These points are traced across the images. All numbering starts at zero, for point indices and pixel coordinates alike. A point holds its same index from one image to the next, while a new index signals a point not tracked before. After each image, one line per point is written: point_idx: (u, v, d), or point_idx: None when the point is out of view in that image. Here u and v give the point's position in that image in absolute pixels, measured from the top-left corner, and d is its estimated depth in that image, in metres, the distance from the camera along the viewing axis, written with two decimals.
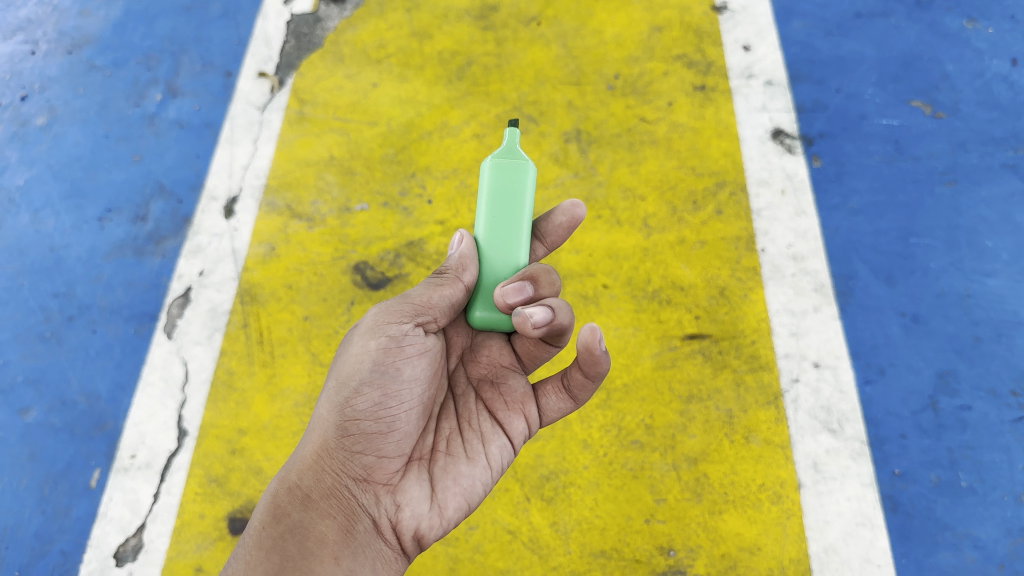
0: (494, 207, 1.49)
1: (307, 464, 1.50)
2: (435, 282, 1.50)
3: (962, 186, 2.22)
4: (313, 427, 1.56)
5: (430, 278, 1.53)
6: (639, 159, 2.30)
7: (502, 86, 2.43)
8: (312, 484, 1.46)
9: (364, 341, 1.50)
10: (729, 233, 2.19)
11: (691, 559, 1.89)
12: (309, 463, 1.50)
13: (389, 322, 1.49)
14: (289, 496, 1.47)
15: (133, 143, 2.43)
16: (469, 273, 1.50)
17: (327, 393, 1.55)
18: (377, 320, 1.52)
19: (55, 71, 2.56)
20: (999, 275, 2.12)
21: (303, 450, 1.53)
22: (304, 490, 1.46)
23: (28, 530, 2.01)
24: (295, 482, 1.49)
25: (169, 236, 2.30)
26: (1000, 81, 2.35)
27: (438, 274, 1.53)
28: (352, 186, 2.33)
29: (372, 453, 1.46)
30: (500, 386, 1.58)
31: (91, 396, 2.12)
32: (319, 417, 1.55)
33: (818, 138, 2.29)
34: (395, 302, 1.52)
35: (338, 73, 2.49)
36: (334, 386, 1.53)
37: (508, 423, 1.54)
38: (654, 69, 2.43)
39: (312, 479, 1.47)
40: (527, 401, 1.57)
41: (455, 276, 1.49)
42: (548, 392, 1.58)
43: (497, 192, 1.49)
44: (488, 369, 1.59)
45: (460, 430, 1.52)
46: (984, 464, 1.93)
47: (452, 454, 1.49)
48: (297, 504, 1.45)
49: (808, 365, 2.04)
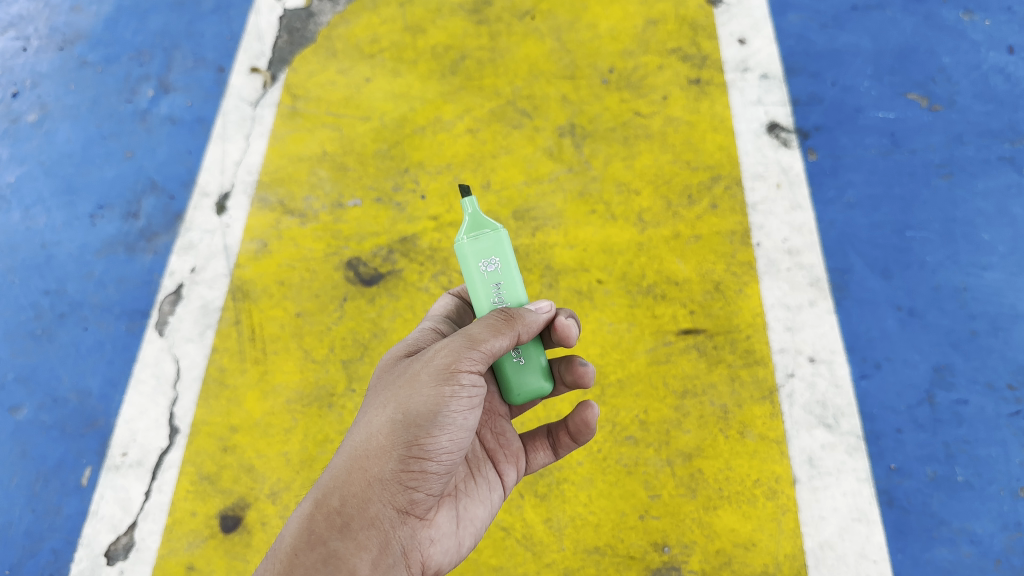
0: (510, 271, 1.49)
1: (348, 490, 1.41)
2: (497, 325, 1.41)
3: (958, 179, 2.21)
4: (354, 446, 1.46)
5: (495, 321, 1.41)
6: (633, 153, 2.29)
7: (496, 80, 2.42)
8: (355, 515, 1.39)
9: (434, 384, 1.40)
10: (724, 228, 2.18)
11: (686, 555, 1.89)
12: (352, 490, 1.41)
13: (461, 369, 1.40)
14: (326, 521, 1.38)
15: (125, 139, 2.42)
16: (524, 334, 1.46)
17: (381, 420, 1.44)
18: (448, 362, 1.41)
19: (46, 67, 2.54)
20: (996, 268, 2.10)
21: (343, 471, 1.43)
22: (344, 518, 1.39)
23: (19, 528, 2.00)
24: (332, 506, 1.40)
25: (161, 232, 2.29)
26: (997, 73, 2.33)
27: (501, 318, 1.42)
28: (345, 181, 2.31)
29: (421, 493, 1.43)
30: (499, 436, 1.67)
31: (82, 394, 2.11)
32: (365, 441, 1.44)
33: (814, 131, 2.28)
34: (467, 343, 1.40)
35: (331, 67, 2.47)
36: (390, 417, 1.42)
37: (504, 473, 1.66)
38: (649, 62, 2.41)
39: (356, 509, 1.40)
40: (520, 454, 1.70)
41: (512, 326, 1.42)
42: (535, 447, 1.74)
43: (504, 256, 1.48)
44: (488, 416, 1.66)
45: (472, 474, 1.60)
46: (980, 458, 1.92)
47: (466, 496, 1.56)
48: (335, 531, 1.37)
49: (804, 359, 2.03)
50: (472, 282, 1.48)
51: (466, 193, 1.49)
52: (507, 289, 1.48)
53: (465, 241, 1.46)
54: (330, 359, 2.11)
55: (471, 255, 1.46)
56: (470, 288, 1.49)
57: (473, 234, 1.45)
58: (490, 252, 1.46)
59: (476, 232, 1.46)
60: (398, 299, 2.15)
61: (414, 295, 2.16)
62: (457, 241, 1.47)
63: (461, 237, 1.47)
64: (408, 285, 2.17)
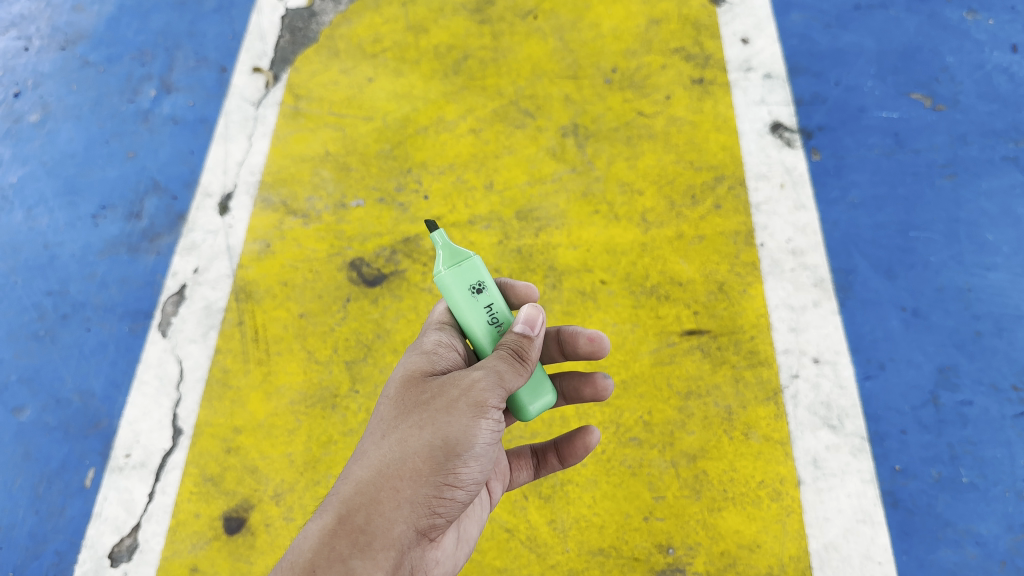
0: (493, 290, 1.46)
1: (375, 511, 1.29)
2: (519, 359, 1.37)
3: (962, 179, 2.20)
4: (380, 463, 1.33)
5: (509, 352, 1.36)
6: (636, 153, 2.28)
7: (499, 80, 2.41)
8: (381, 538, 1.28)
9: (474, 413, 1.34)
10: (727, 228, 2.17)
11: (690, 557, 1.88)
12: (379, 511, 1.29)
13: (497, 399, 1.35)
14: (351, 539, 1.25)
15: (127, 139, 2.41)
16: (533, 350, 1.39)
17: (418, 440, 1.33)
18: (488, 391, 1.34)
19: (48, 67, 2.53)
20: (1000, 268, 2.09)
21: (368, 489, 1.31)
22: (369, 539, 1.26)
23: (22, 530, 1.99)
24: (357, 524, 1.27)
25: (164, 233, 2.28)
26: (1000, 73, 2.32)
27: (508, 351, 1.37)
28: (348, 181, 2.31)
29: (438, 518, 1.38)
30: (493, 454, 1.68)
31: (85, 395, 2.11)
32: (395, 459, 1.33)
33: (817, 131, 2.27)
34: (497, 377, 1.34)
35: (333, 67, 2.47)
36: (428, 438, 1.33)
37: (492, 489, 1.68)
38: (651, 62, 2.41)
39: (382, 532, 1.28)
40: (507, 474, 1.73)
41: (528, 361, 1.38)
42: (520, 466, 1.77)
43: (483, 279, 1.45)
44: None
45: None
46: (985, 459, 1.92)
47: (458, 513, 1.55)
48: (359, 552, 1.25)
49: (808, 360, 2.02)
50: (461, 311, 1.45)
51: (434, 225, 1.42)
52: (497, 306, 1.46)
53: (444, 274, 1.42)
54: (334, 360, 2.10)
55: (454, 286, 1.42)
56: (459, 317, 1.45)
57: (449, 266, 1.42)
58: (470, 279, 1.42)
59: (451, 264, 1.42)
60: (402, 300, 2.15)
61: (417, 295, 2.15)
62: (436, 276, 1.43)
63: (439, 269, 1.42)
64: (411, 285, 2.16)
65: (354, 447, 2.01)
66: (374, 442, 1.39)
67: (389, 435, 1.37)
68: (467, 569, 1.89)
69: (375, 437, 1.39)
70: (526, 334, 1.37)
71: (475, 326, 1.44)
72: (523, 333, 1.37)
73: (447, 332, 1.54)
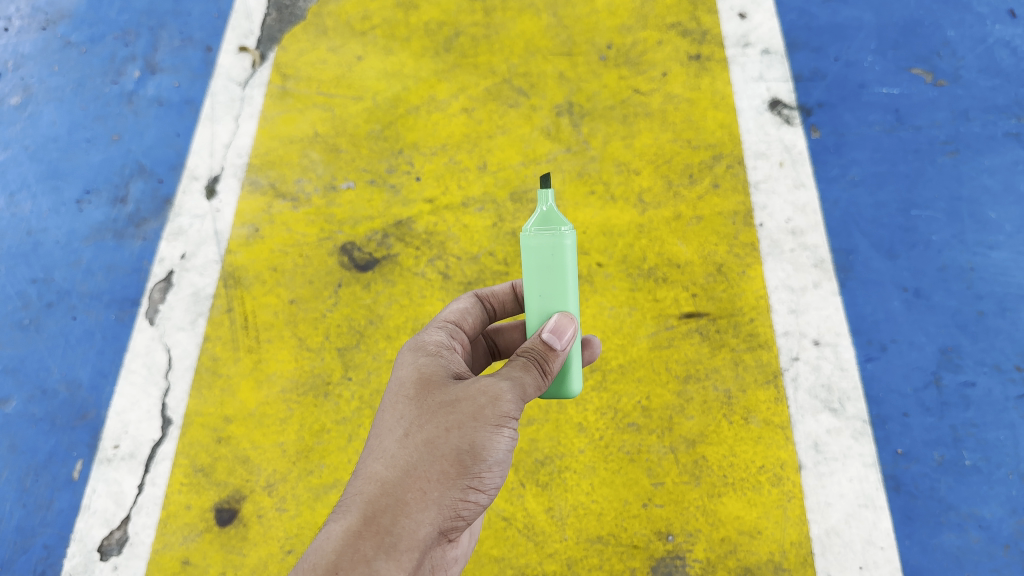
0: (564, 283, 1.36)
1: (402, 511, 1.24)
2: (533, 364, 1.35)
3: (964, 156, 2.15)
4: (405, 462, 1.28)
5: (532, 359, 1.34)
6: (632, 133, 2.23)
7: (492, 58, 2.35)
8: (408, 540, 1.22)
9: (497, 422, 1.31)
10: (725, 208, 2.13)
11: (690, 544, 1.87)
12: (406, 512, 1.24)
13: (517, 410, 1.33)
14: (376, 541, 1.20)
15: (111, 122, 2.35)
16: (562, 340, 1.35)
17: (446, 441, 1.28)
18: (512, 402, 1.31)
19: (29, 48, 2.45)
20: (1003, 247, 2.05)
21: (394, 489, 1.25)
22: (395, 541, 1.21)
23: (10, 524, 1.97)
24: (382, 525, 1.22)
25: (150, 218, 2.23)
26: (1003, 47, 2.26)
27: (532, 359, 1.35)
28: (337, 163, 2.25)
29: (459, 521, 1.32)
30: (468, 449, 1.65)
31: (72, 385, 2.07)
32: (422, 460, 1.27)
33: (817, 108, 2.22)
34: (521, 389, 1.32)
35: (321, 46, 2.40)
36: (456, 442, 1.28)
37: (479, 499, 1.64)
38: (647, 38, 2.34)
39: (409, 534, 1.23)
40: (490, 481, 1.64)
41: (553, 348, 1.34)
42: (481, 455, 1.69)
43: (565, 266, 1.36)
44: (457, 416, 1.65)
45: None
46: (988, 442, 1.89)
47: None
48: (384, 553, 1.20)
49: (808, 342, 1.99)
50: (528, 273, 1.37)
51: (548, 183, 1.35)
52: (556, 298, 1.37)
53: (550, 242, 1.33)
54: (325, 347, 2.06)
55: (570, 248, 1.35)
56: (523, 276, 1.39)
57: (548, 233, 1.32)
58: (557, 256, 1.34)
59: (549, 230, 1.33)
60: (395, 285, 2.11)
61: (410, 280, 2.11)
62: (523, 231, 1.35)
63: (566, 228, 1.34)
64: (404, 270, 2.12)
65: (347, 436, 1.98)
66: (395, 440, 1.32)
67: (413, 434, 1.31)
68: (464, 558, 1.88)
69: (396, 434, 1.33)
70: (551, 344, 1.34)
71: (534, 296, 1.39)
72: (546, 343, 1.35)
73: (445, 330, 1.56)
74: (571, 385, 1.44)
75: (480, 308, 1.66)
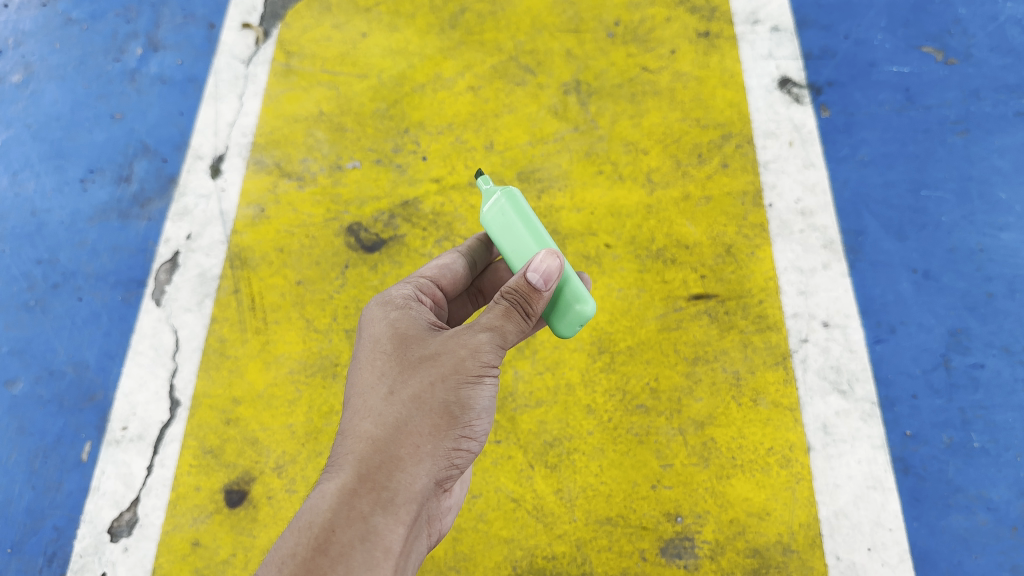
0: (530, 233, 1.37)
1: (396, 467, 1.28)
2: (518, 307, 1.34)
3: (975, 136, 2.13)
4: (394, 419, 1.32)
5: (516, 302, 1.33)
6: (641, 111, 2.21)
7: (497, 35, 2.32)
8: (404, 494, 1.27)
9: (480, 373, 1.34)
10: (734, 188, 2.11)
11: (699, 525, 1.87)
12: (400, 467, 1.28)
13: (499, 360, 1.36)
14: (372, 497, 1.25)
15: (114, 101, 2.33)
16: (546, 268, 1.30)
17: (432, 393, 1.32)
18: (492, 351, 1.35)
19: (29, 25, 2.42)
20: (1013, 228, 2.04)
21: (385, 446, 1.29)
22: (391, 496, 1.26)
23: (19, 506, 1.97)
24: (377, 481, 1.26)
25: (154, 198, 2.21)
26: (1014, 25, 2.24)
27: (515, 302, 1.33)
28: (343, 142, 2.23)
29: (453, 470, 1.37)
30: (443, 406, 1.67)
31: (79, 366, 2.07)
32: (411, 415, 1.31)
33: (827, 87, 2.20)
34: (502, 337, 1.34)
35: (325, 23, 2.38)
36: (442, 394, 1.32)
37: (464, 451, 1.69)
38: (655, 14, 2.32)
39: (405, 487, 1.28)
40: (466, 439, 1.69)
41: (541, 287, 1.30)
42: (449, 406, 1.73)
43: (522, 220, 1.38)
44: None
45: None
46: (996, 424, 1.89)
47: None
48: (381, 509, 1.25)
49: (817, 324, 1.99)
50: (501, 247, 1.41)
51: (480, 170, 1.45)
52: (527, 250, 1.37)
53: (497, 198, 1.38)
54: (333, 328, 2.06)
55: (515, 204, 1.37)
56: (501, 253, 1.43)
57: (489, 203, 1.39)
58: (508, 217, 1.38)
59: (491, 201, 1.40)
60: (402, 266, 2.09)
61: (417, 262, 2.09)
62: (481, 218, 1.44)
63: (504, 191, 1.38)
64: (411, 251, 2.10)
65: None
66: (380, 397, 1.35)
67: (398, 390, 1.35)
68: (472, 539, 1.89)
69: (380, 391, 1.36)
70: (535, 282, 1.30)
71: (513, 259, 1.40)
72: (530, 283, 1.30)
73: (413, 285, 1.56)
74: (581, 304, 1.35)
75: (461, 262, 1.63)
